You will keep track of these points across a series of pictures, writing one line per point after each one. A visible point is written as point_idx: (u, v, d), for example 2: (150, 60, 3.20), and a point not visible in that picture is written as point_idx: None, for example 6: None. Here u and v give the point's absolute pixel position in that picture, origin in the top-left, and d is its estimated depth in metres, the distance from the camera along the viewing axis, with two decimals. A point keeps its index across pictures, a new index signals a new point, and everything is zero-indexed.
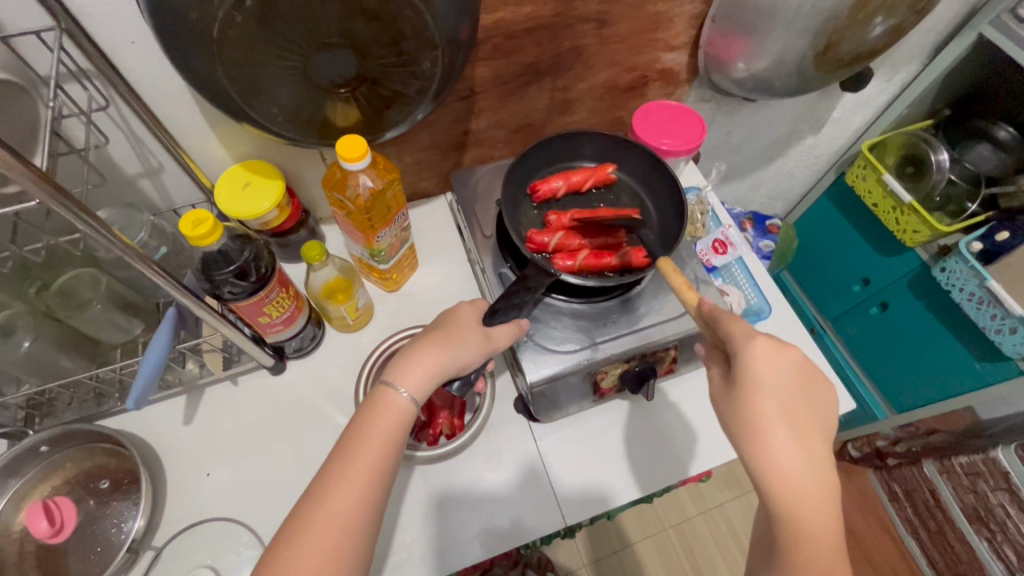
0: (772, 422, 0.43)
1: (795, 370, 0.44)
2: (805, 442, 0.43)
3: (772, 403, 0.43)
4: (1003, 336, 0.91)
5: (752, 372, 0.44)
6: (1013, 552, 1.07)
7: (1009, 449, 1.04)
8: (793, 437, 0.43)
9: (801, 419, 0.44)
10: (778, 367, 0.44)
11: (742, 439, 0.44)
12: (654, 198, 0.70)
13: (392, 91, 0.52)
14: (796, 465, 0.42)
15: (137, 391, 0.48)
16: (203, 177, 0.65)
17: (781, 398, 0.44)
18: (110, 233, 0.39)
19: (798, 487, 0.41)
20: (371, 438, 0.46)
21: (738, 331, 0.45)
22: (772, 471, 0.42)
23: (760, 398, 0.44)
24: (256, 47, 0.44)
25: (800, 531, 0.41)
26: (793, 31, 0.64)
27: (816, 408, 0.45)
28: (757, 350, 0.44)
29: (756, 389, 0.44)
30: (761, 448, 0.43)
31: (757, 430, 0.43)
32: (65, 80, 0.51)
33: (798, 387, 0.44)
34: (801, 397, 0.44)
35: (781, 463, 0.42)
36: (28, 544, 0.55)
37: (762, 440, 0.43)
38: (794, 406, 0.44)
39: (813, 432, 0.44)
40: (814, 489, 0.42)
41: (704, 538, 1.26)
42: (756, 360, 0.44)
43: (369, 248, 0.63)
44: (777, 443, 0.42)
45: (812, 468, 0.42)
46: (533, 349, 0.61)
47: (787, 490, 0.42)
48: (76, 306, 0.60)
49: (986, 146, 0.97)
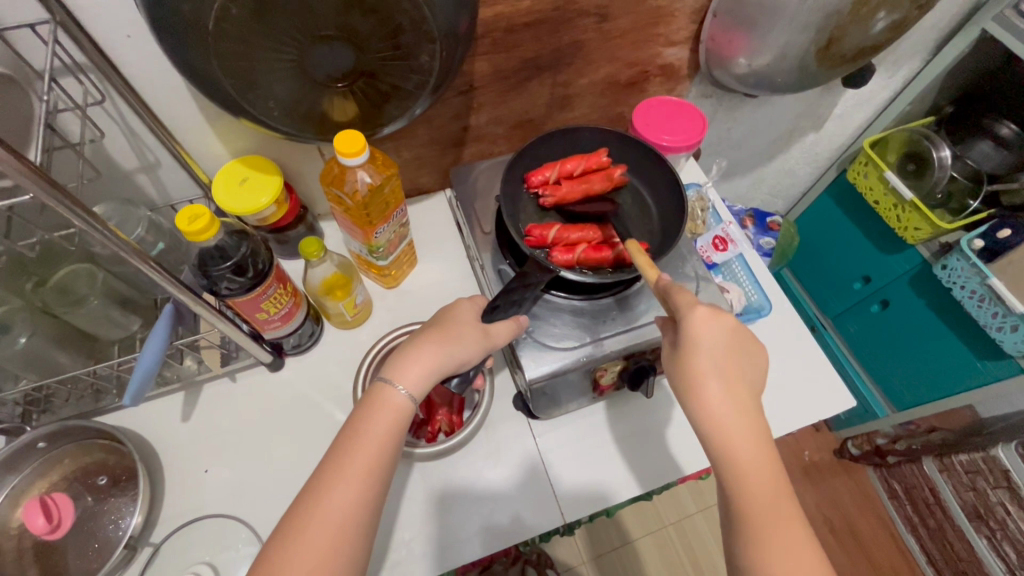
0: (708, 380, 0.46)
1: (729, 332, 0.47)
2: (738, 395, 0.47)
3: (707, 362, 0.47)
4: (1004, 335, 0.90)
5: (690, 337, 0.47)
6: (1013, 550, 1.08)
7: (1009, 447, 1.04)
8: (727, 392, 0.46)
9: (735, 376, 0.47)
10: (712, 330, 0.47)
11: (683, 397, 0.48)
12: (654, 194, 0.69)
13: (390, 85, 0.52)
14: (729, 415, 0.46)
15: (133, 389, 0.49)
16: (201, 173, 0.65)
17: (716, 356, 0.47)
18: (105, 229, 0.39)
19: (732, 435, 0.45)
20: (368, 436, 0.46)
21: (679, 300, 0.48)
22: (709, 422, 0.46)
23: (698, 358, 0.47)
24: (253, 41, 0.44)
25: (740, 476, 0.44)
26: (796, 26, 0.63)
27: (750, 365, 0.48)
28: (697, 316, 0.47)
29: (693, 351, 0.47)
30: (699, 403, 0.46)
31: (694, 388, 0.47)
32: (59, 74, 0.50)
33: (733, 348, 0.47)
34: (735, 357, 0.47)
35: (716, 414, 0.46)
36: (26, 540, 0.55)
37: (699, 397, 0.47)
38: (728, 363, 0.47)
39: (745, 386, 0.47)
40: (747, 436, 0.45)
41: (704, 535, 1.26)
42: (694, 326, 0.47)
43: (368, 245, 0.63)
44: (713, 398, 0.46)
45: (743, 418, 0.46)
46: (532, 345, 0.60)
47: (722, 438, 0.45)
48: (73, 302, 0.59)
49: (989, 143, 0.96)
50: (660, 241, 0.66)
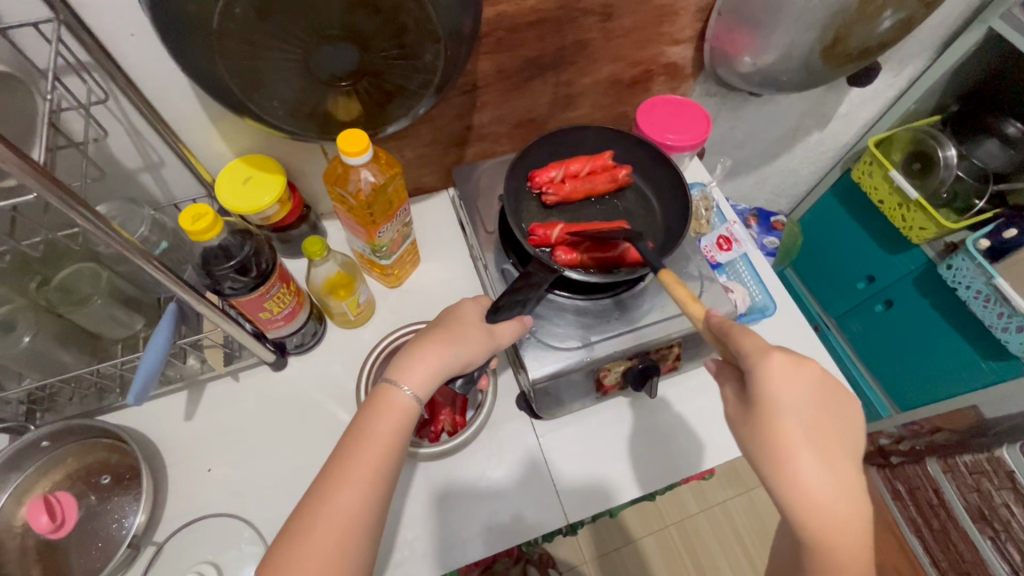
0: (797, 444, 0.40)
1: (815, 387, 0.42)
2: (834, 465, 0.40)
3: (795, 425, 0.41)
4: (1010, 335, 0.90)
5: (771, 392, 0.41)
6: (1017, 551, 1.05)
7: (1012, 447, 1.03)
8: (820, 460, 0.40)
9: (829, 440, 0.41)
10: (797, 385, 0.41)
11: (765, 461, 0.42)
12: (658, 194, 0.69)
13: (394, 85, 0.51)
14: (825, 489, 0.39)
15: (137, 386, 0.48)
16: (204, 171, 0.65)
17: (804, 419, 0.41)
18: (110, 228, 0.39)
19: (829, 514, 0.39)
20: (373, 437, 0.46)
21: (753, 347, 0.43)
22: (798, 496, 0.40)
23: (784, 421, 0.41)
24: (256, 40, 0.43)
25: (837, 561, 0.39)
26: (801, 25, 0.63)
27: (844, 427, 0.42)
28: (774, 369, 0.41)
29: (777, 412, 0.41)
30: (787, 472, 0.40)
31: (779, 452, 0.41)
32: (62, 73, 0.50)
33: (821, 407, 0.42)
34: (826, 417, 0.42)
35: (811, 492, 0.40)
36: (30, 538, 0.55)
37: (787, 464, 0.40)
38: (820, 427, 0.41)
39: (843, 454, 0.41)
40: (848, 518, 0.39)
41: (706, 535, 1.26)
42: (773, 378, 0.41)
43: (371, 244, 0.62)
44: (804, 467, 0.40)
45: (843, 493, 0.40)
46: (536, 345, 0.60)
47: (815, 517, 0.39)
48: (76, 301, 0.59)
49: (994, 142, 0.94)
50: (664, 240, 0.65)
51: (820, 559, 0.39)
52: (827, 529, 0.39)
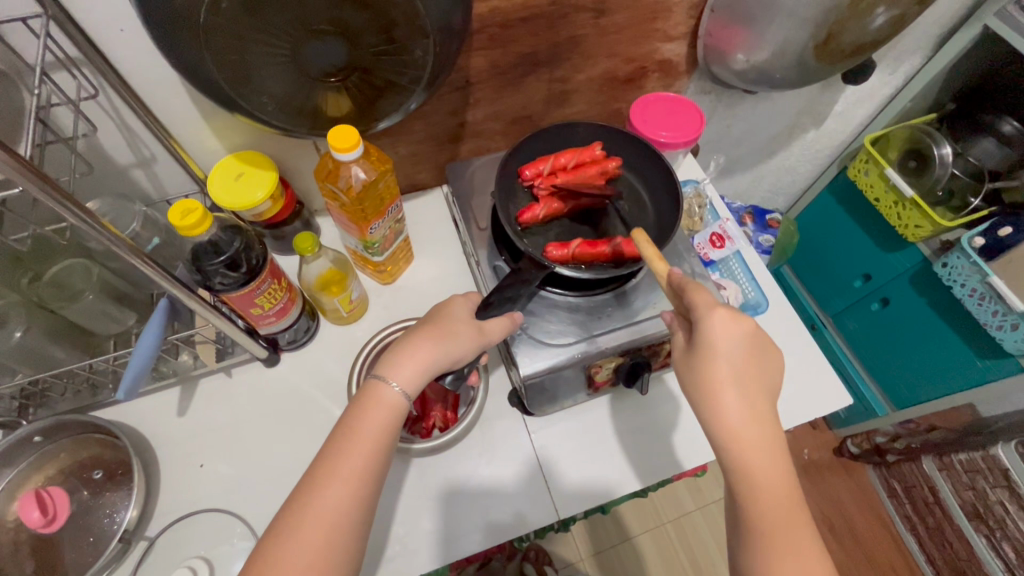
0: (726, 385, 0.46)
1: (748, 339, 0.47)
2: (755, 405, 0.46)
3: (725, 365, 0.46)
4: (1005, 333, 0.90)
5: (708, 340, 0.46)
6: (1011, 549, 1.07)
7: (1008, 446, 1.04)
8: (744, 399, 0.46)
9: (754, 384, 0.46)
10: (732, 335, 0.46)
11: (698, 399, 0.47)
12: (650, 191, 0.69)
13: (384, 81, 0.51)
14: (746, 424, 0.45)
15: (127, 382, 0.48)
16: (197, 168, 0.65)
17: (733, 362, 0.46)
18: (98, 223, 0.39)
19: (748, 445, 0.44)
20: (362, 434, 0.46)
21: (700, 302, 0.47)
22: (723, 429, 0.45)
23: (715, 362, 0.46)
24: (244, 35, 0.44)
25: (753, 482, 0.44)
26: (794, 21, 0.63)
27: (768, 373, 0.48)
28: (714, 318, 0.46)
29: (710, 354, 0.46)
30: (715, 408, 0.46)
31: (710, 392, 0.46)
32: (52, 69, 0.50)
33: (751, 356, 0.47)
34: (754, 363, 0.47)
35: (730, 422, 0.45)
36: (23, 533, 0.55)
37: (716, 402, 0.46)
38: (746, 369, 0.46)
39: (765, 397, 0.46)
40: (763, 446, 0.44)
41: (702, 533, 1.26)
42: (714, 329, 0.46)
43: (363, 240, 0.62)
44: (728, 401, 0.45)
45: (762, 429, 0.45)
46: (528, 342, 0.60)
47: (736, 447, 0.45)
48: (68, 297, 0.60)
49: (991, 141, 0.95)
50: (655, 237, 0.65)
51: (738, 480, 0.44)
52: (744, 453, 0.44)
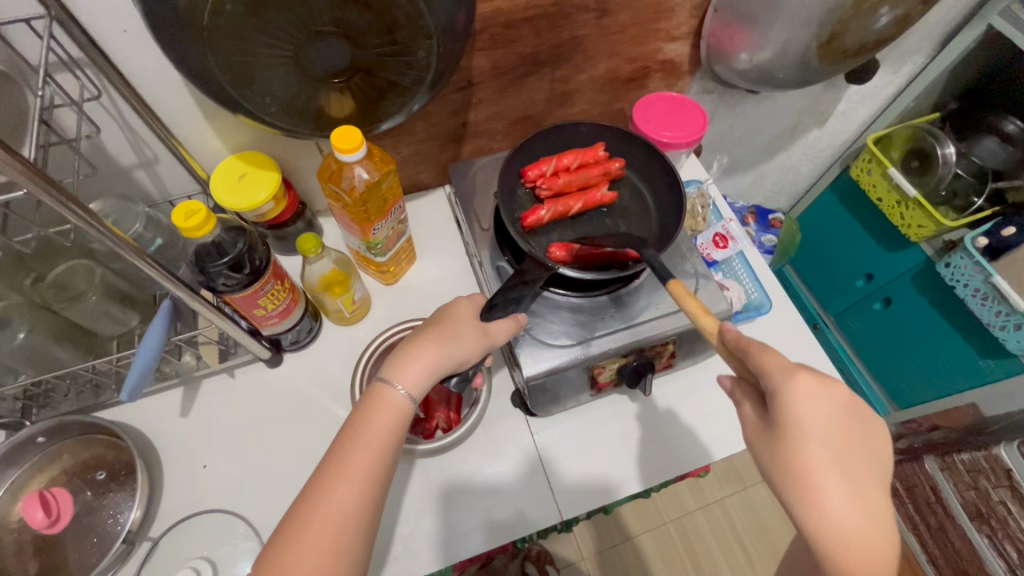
0: (824, 474, 0.38)
1: (843, 412, 0.39)
2: (864, 497, 0.38)
3: (819, 450, 0.39)
4: (1008, 333, 0.90)
5: (794, 417, 0.39)
6: (1014, 550, 1.04)
7: (1011, 446, 1.02)
8: (850, 493, 0.38)
9: (859, 469, 0.39)
10: (824, 411, 0.39)
11: (789, 490, 0.40)
12: (653, 191, 0.69)
13: (387, 82, 0.51)
14: (855, 522, 0.37)
15: (131, 383, 0.48)
16: (198, 168, 0.65)
17: (829, 443, 0.39)
18: (101, 225, 0.39)
19: (861, 551, 0.37)
20: (369, 437, 0.46)
21: (775, 366, 0.41)
22: (825, 529, 0.37)
23: (807, 446, 0.39)
24: (247, 36, 0.43)
25: None
26: (798, 21, 0.63)
27: (874, 455, 0.40)
28: (799, 389, 0.39)
29: (800, 437, 0.39)
30: (813, 503, 0.38)
31: (805, 482, 0.39)
32: (55, 70, 0.50)
33: (851, 434, 0.39)
34: (853, 442, 0.39)
35: (834, 522, 0.37)
36: (25, 534, 0.55)
37: (813, 494, 0.38)
38: (845, 452, 0.39)
39: (875, 485, 0.39)
40: (878, 551, 0.37)
41: (704, 532, 1.26)
42: (798, 403, 0.39)
43: (365, 241, 0.62)
44: (829, 495, 0.38)
45: (877, 529, 0.37)
46: (532, 343, 0.60)
47: (844, 552, 0.37)
48: (71, 297, 0.60)
49: (993, 139, 0.94)
50: (658, 237, 0.65)
51: None
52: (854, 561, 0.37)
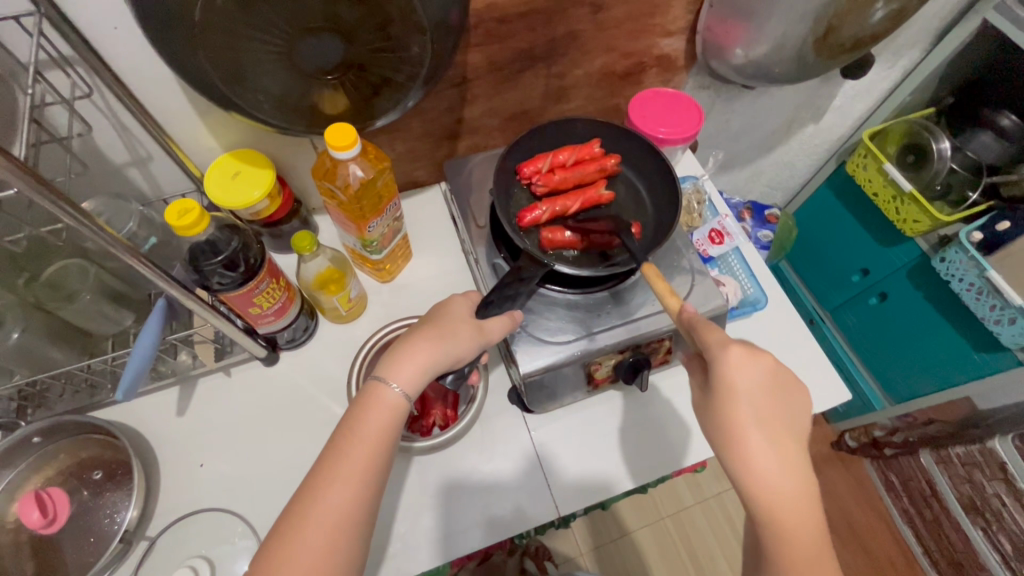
0: (748, 426, 0.43)
1: (767, 377, 0.44)
2: (784, 449, 0.43)
3: (745, 406, 0.44)
4: (1002, 327, 0.90)
5: (725, 379, 0.44)
6: (1008, 542, 1.07)
7: (1006, 439, 1.03)
8: (771, 444, 0.43)
9: (780, 425, 0.44)
10: (749, 373, 0.44)
11: (719, 442, 0.45)
12: (649, 187, 0.69)
13: (381, 78, 0.51)
14: (774, 468, 0.42)
15: (126, 383, 0.48)
16: (193, 166, 0.65)
17: (754, 400, 0.44)
18: (93, 224, 0.38)
19: (777, 493, 0.41)
20: (363, 435, 0.46)
21: (712, 338, 0.46)
22: (750, 474, 0.42)
23: (735, 403, 0.44)
24: (239, 32, 0.43)
25: (779, 529, 0.41)
26: (793, 16, 0.63)
27: (794, 414, 0.45)
28: (730, 355, 0.44)
29: (730, 396, 0.44)
30: (738, 453, 0.43)
31: (732, 434, 0.44)
32: (45, 67, 0.50)
33: (774, 394, 0.44)
34: (776, 402, 0.44)
35: (758, 468, 0.42)
36: (22, 534, 0.55)
37: (738, 446, 0.43)
38: (770, 410, 0.44)
39: (793, 440, 0.44)
40: (792, 492, 0.41)
41: (701, 527, 1.27)
42: (729, 365, 0.44)
43: (361, 239, 0.62)
44: (754, 446, 0.43)
45: (790, 473, 0.42)
46: (528, 339, 0.60)
47: (763, 492, 0.41)
48: (65, 297, 0.60)
49: (989, 134, 0.93)
50: (654, 233, 0.65)
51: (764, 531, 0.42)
52: (775, 503, 0.41)
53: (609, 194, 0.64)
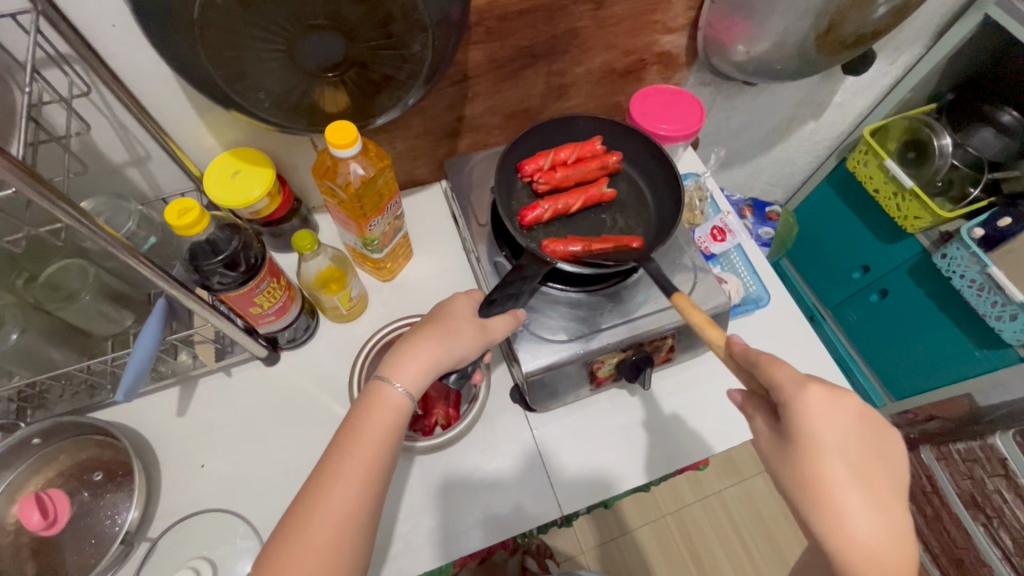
0: (840, 483, 0.39)
1: (855, 422, 0.40)
2: (883, 509, 0.38)
3: (835, 461, 0.39)
4: (1004, 324, 0.90)
5: (807, 429, 0.40)
6: (1008, 538, 1.05)
7: (1006, 434, 1.02)
8: (869, 503, 0.38)
9: (874, 479, 0.39)
10: (837, 421, 0.39)
11: (807, 501, 0.40)
12: (651, 185, 0.68)
13: (383, 75, 0.51)
14: (874, 529, 0.38)
15: (127, 382, 0.48)
16: (192, 165, 0.64)
17: (844, 453, 0.39)
18: (93, 223, 0.38)
19: (879, 562, 0.37)
20: (366, 436, 0.46)
21: (785, 377, 0.41)
22: (847, 540, 0.38)
23: (823, 458, 0.39)
24: (239, 29, 0.43)
25: None
26: (794, 13, 0.62)
27: (887, 463, 0.40)
28: (812, 401, 0.40)
29: (816, 450, 0.39)
30: (831, 516, 0.39)
31: (821, 492, 0.39)
32: (43, 66, 0.49)
33: (863, 442, 0.40)
34: (867, 451, 0.40)
35: (857, 533, 0.38)
36: (23, 536, 0.55)
37: (829, 506, 0.39)
38: (863, 463, 0.39)
39: (892, 495, 0.39)
40: (899, 560, 0.37)
41: (702, 525, 1.27)
42: (812, 414, 0.39)
43: (362, 237, 0.62)
44: (850, 507, 0.38)
45: (894, 539, 0.37)
46: (530, 338, 0.60)
47: (866, 562, 0.37)
48: (65, 297, 0.59)
49: (990, 130, 0.95)
50: (656, 232, 0.65)
51: None
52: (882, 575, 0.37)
53: (609, 193, 0.65)
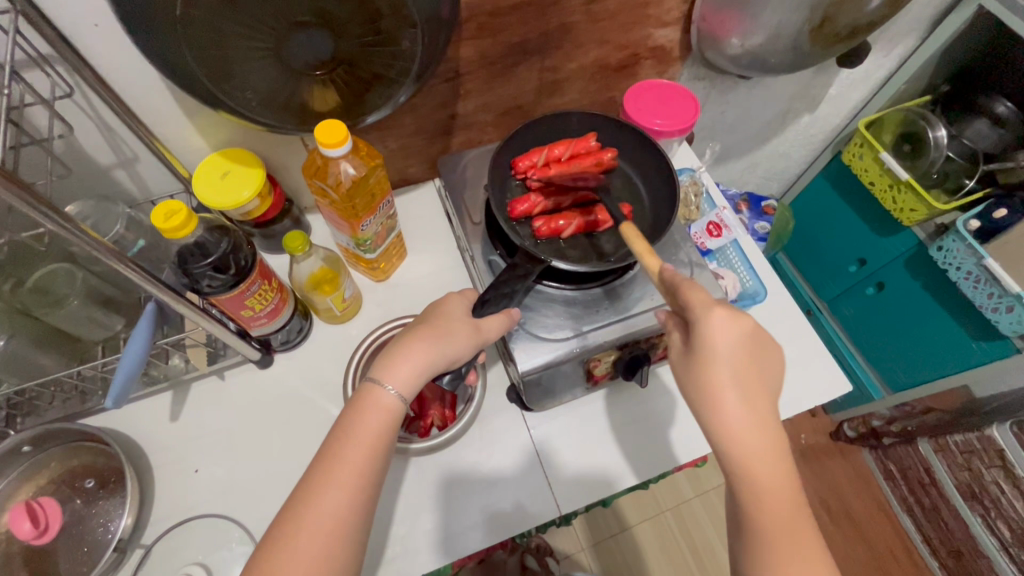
0: (725, 386, 0.44)
1: (746, 339, 0.45)
2: (756, 409, 0.45)
3: (724, 368, 0.44)
4: (999, 315, 0.90)
5: (705, 343, 0.45)
6: (1006, 528, 1.08)
7: (1003, 426, 1.04)
8: (745, 403, 0.44)
9: (754, 386, 0.45)
10: (729, 337, 0.45)
11: (698, 403, 0.46)
12: (646, 181, 0.68)
13: (372, 74, 0.50)
14: (747, 425, 0.44)
15: (116, 389, 0.47)
16: (181, 167, 0.63)
17: (732, 363, 0.45)
18: (77, 228, 0.37)
19: (751, 451, 0.43)
20: (358, 438, 0.45)
21: (697, 301, 0.45)
22: (726, 434, 0.44)
23: (715, 366, 0.45)
24: (223, 27, 0.42)
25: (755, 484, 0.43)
26: (788, 5, 0.62)
27: (766, 374, 0.46)
28: (713, 319, 0.44)
29: (709, 359, 0.45)
30: (716, 413, 0.45)
31: (709, 394, 0.45)
32: (24, 67, 0.48)
33: (750, 356, 0.45)
34: (751, 362, 0.45)
35: (733, 425, 0.44)
36: (14, 544, 0.54)
37: (716, 407, 0.45)
38: (747, 372, 0.45)
39: (765, 399, 0.45)
40: (763, 449, 0.43)
41: (702, 519, 1.27)
42: (711, 330, 0.44)
43: (354, 237, 0.61)
44: (729, 406, 0.44)
45: (762, 434, 0.44)
46: (525, 337, 0.59)
47: (738, 450, 0.44)
48: (51, 303, 0.58)
49: (984, 122, 0.94)
50: (653, 229, 0.64)
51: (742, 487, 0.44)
52: (750, 460, 0.43)
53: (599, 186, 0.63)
